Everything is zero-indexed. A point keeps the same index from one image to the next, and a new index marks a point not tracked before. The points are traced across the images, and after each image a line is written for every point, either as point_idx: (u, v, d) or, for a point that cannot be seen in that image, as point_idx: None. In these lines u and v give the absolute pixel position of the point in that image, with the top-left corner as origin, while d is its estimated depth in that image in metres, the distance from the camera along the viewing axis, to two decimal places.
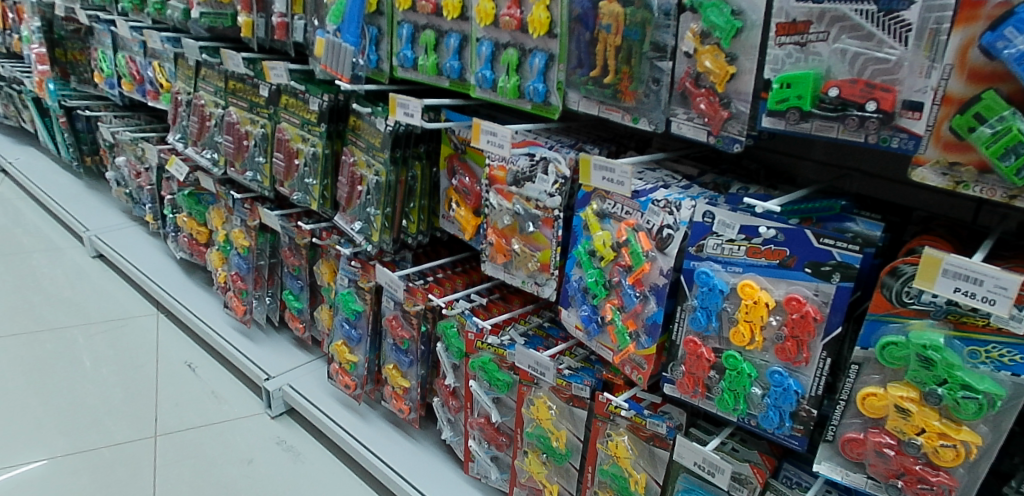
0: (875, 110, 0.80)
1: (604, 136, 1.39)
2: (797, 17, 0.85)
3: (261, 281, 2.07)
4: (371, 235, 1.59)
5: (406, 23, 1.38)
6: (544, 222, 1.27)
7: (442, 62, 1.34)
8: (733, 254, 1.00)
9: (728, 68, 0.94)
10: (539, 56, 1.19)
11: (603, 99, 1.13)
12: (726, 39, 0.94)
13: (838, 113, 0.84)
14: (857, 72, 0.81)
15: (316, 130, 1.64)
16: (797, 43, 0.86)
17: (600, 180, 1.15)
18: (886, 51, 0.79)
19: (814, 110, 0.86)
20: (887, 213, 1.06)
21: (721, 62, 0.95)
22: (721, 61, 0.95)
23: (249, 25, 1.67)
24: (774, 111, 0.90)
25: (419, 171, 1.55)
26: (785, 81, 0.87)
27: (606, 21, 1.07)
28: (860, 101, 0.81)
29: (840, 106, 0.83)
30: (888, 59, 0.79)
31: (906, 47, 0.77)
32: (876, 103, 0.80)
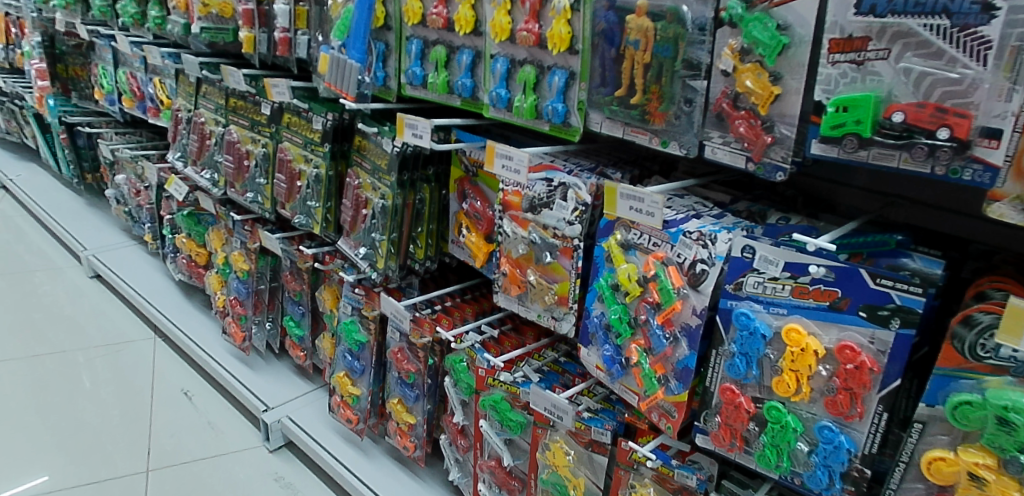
0: (948, 137, 0.70)
1: (627, 159, 1.29)
2: (853, 33, 0.75)
3: (261, 306, 1.99)
4: (376, 262, 1.49)
5: (414, 39, 1.29)
6: (562, 252, 1.18)
7: (454, 79, 1.26)
8: (777, 294, 0.90)
9: (772, 88, 0.85)
10: (558, 74, 1.10)
11: (630, 121, 1.04)
12: (770, 57, 0.84)
13: (904, 141, 0.73)
14: (923, 94, 0.71)
15: (319, 150, 1.55)
16: (853, 62, 0.76)
17: (626, 210, 1.05)
18: (960, 71, 0.68)
19: (875, 137, 0.75)
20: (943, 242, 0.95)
21: (764, 81, 0.86)
22: (763, 81, 0.86)
23: (250, 40, 1.58)
24: (823, 137, 0.79)
25: (427, 194, 1.47)
26: (842, 104, 0.77)
27: (634, 36, 0.98)
28: (930, 128, 0.71)
29: (904, 133, 0.73)
30: (961, 82, 0.68)
31: (987, 69, 0.66)
32: (949, 130, 0.69)
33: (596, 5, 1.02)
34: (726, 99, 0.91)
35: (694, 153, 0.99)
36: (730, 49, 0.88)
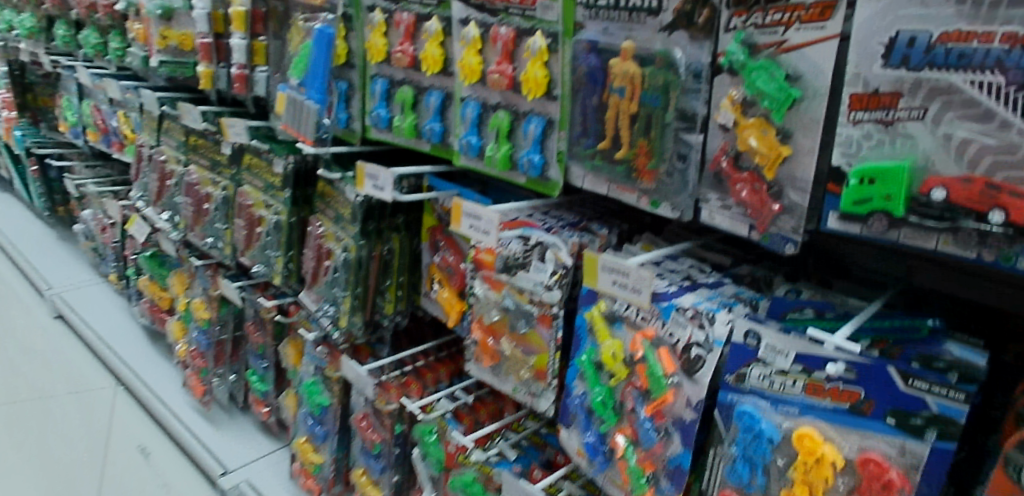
0: (1001, 221, 0.56)
1: (615, 213, 1.16)
2: (879, 87, 0.62)
3: (224, 356, 1.83)
4: (339, 319, 1.35)
5: (379, 78, 1.17)
6: (539, 321, 1.03)
7: (422, 123, 1.13)
8: (787, 390, 0.75)
9: (779, 148, 0.72)
10: (534, 121, 0.97)
11: (615, 177, 0.91)
12: (778, 112, 0.71)
13: (946, 223, 0.59)
14: (969, 164, 0.57)
15: (280, 196, 1.42)
16: (881, 121, 0.63)
17: (609, 284, 0.92)
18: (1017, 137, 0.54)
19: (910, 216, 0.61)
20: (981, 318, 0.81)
21: (770, 139, 0.72)
22: (770, 139, 0.72)
23: (209, 76, 1.45)
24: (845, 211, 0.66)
25: (397, 244, 1.34)
26: (867, 175, 0.62)
27: (619, 83, 0.84)
28: (979, 208, 0.57)
29: (946, 212, 0.59)
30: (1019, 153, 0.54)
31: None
32: (1003, 211, 0.55)
33: (576, 46, 0.90)
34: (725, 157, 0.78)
35: (687, 217, 0.85)
36: (730, 100, 0.75)
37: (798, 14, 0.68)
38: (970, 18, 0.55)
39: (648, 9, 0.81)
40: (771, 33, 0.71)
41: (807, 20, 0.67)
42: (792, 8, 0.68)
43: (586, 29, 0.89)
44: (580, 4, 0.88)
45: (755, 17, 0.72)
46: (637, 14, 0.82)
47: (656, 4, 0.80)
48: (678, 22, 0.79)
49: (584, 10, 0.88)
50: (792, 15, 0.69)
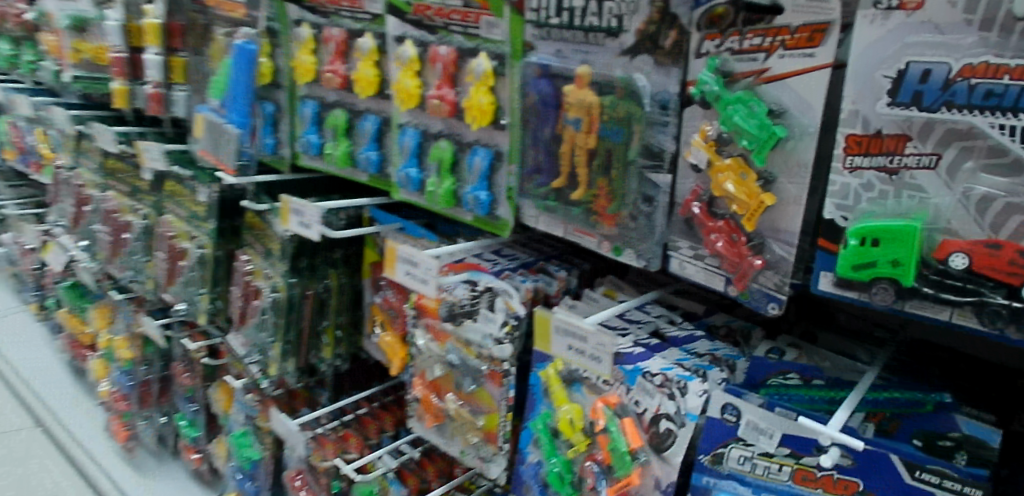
0: None
1: (573, 251, 1.04)
2: (882, 127, 0.52)
3: (150, 398, 1.66)
4: (269, 367, 1.21)
5: (309, 100, 1.04)
6: (488, 377, 0.91)
7: (356, 151, 1.00)
8: (774, 477, 0.64)
9: (762, 195, 0.61)
10: (479, 153, 0.85)
11: (573, 219, 0.79)
12: (759, 152, 0.60)
13: (968, 297, 0.47)
14: (991, 225, 0.48)
15: (204, 227, 1.28)
16: (883, 168, 0.52)
17: (564, 348, 0.80)
18: None
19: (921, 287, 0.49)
20: (986, 377, 0.70)
21: (749, 185, 0.61)
22: (750, 184, 0.61)
23: (124, 94, 1.31)
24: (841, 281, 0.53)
25: (334, 282, 1.20)
26: (870, 235, 0.50)
27: (574, 113, 0.73)
28: (1014, 282, 0.45)
29: (972, 284, 0.47)
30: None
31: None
32: None
33: (525, 70, 0.78)
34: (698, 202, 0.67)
35: (655, 268, 0.74)
36: (702, 136, 0.64)
37: (782, 39, 0.57)
38: (997, 49, 0.45)
39: (607, 29, 0.70)
40: (750, 60, 0.60)
41: (793, 46, 0.57)
42: (775, 32, 0.58)
43: (536, 51, 0.77)
44: (529, 22, 0.77)
45: (731, 41, 0.61)
46: (594, 34, 0.71)
47: (615, 24, 0.69)
48: (642, 44, 0.67)
49: (534, 29, 0.77)
50: (775, 40, 0.58)
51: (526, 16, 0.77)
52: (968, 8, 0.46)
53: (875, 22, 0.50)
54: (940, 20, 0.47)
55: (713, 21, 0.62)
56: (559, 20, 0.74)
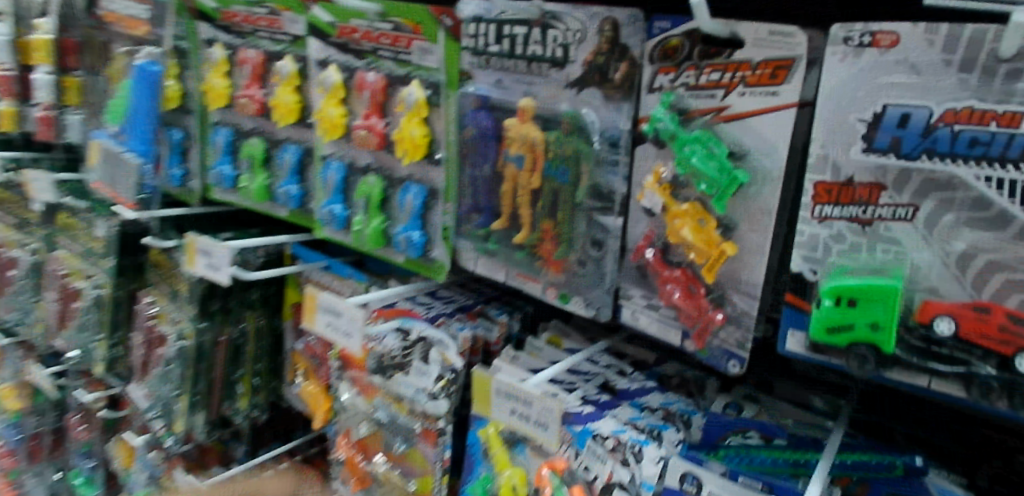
0: None
1: (515, 292, 0.96)
2: (854, 175, 0.47)
3: (39, 454, 1.47)
4: (173, 423, 1.08)
5: (222, 127, 0.95)
6: (422, 436, 0.81)
7: (275, 184, 0.90)
8: None
9: (722, 245, 0.55)
10: (411, 190, 0.77)
11: (515, 263, 0.72)
12: (720, 199, 0.54)
13: (955, 365, 0.42)
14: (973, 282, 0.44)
15: (101, 264, 1.14)
16: (855, 220, 0.48)
17: (506, 414, 0.71)
18: None
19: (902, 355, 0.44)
20: (950, 428, 0.67)
21: (709, 232, 0.56)
22: (709, 232, 0.56)
23: (10, 115, 1.17)
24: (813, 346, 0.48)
25: (252, 325, 1.09)
26: (845, 295, 0.45)
27: (515, 149, 0.67)
28: (1003, 350, 0.41)
29: (957, 350, 0.42)
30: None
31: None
32: None
33: (462, 101, 0.71)
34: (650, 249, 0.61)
35: (605, 318, 0.67)
36: (656, 178, 0.58)
37: (743, 75, 0.52)
38: (980, 94, 0.41)
39: (552, 59, 0.63)
40: (707, 97, 0.55)
41: (754, 83, 0.52)
42: (735, 67, 0.53)
43: (474, 80, 0.70)
44: (466, 49, 0.70)
45: (686, 76, 0.55)
46: (538, 64, 0.65)
47: (561, 54, 0.63)
48: (590, 76, 0.61)
49: (471, 56, 0.69)
50: (735, 76, 0.53)
51: (462, 43, 0.70)
52: (946, 47, 0.42)
53: (846, 60, 0.46)
54: (916, 59, 0.43)
55: (667, 53, 0.56)
56: (497, 48, 0.67)
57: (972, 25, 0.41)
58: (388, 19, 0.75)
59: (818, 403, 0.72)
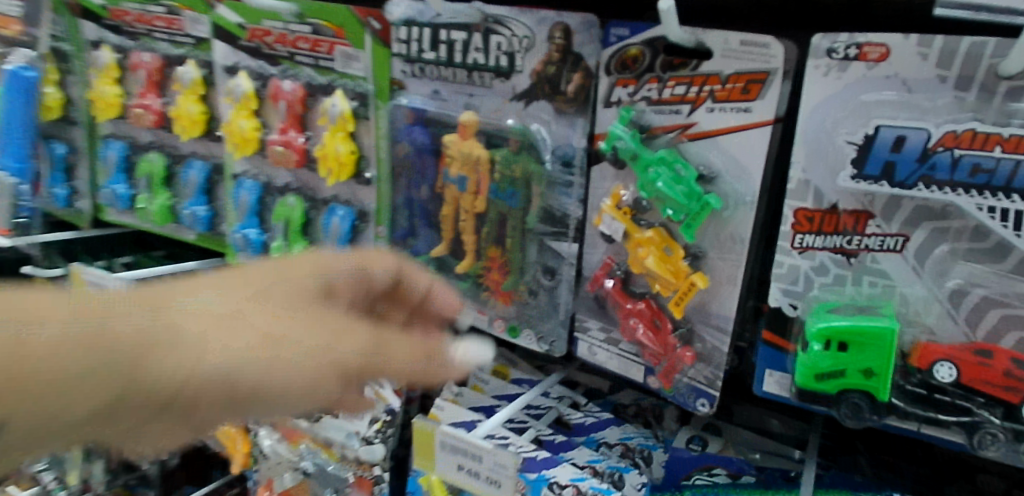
0: None
1: None
2: (838, 201, 0.42)
3: None
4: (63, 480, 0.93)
5: (115, 141, 0.83)
6: (356, 485, 0.73)
7: (180, 205, 0.80)
8: None
9: (691, 276, 0.50)
10: (338, 213, 0.68)
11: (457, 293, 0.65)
12: (689, 226, 0.49)
13: (958, 415, 0.38)
14: (967, 318, 0.41)
15: None
16: (839, 250, 0.43)
17: (451, 468, 0.62)
18: None
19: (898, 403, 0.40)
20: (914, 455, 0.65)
21: (675, 262, 0.50)
22: (676, 261, 0.50)
23: None
24: (800, 393, 0.43)
25: None
26: (836, 338, 0.40)
27: (456, 169, 0.59)
28: (1011, 398, 0.37)
29: (959, 399, 0.38)
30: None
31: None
32: None
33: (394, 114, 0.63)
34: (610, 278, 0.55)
35: (559, 353, 0.61)
36: (614, 200, 0.52)
37: (711, 89, 0.47)
38: (979, 114, 0.37)
39: (495, 69, 0.57)
40: (672, 112, 0.49)
41: (724, 99, 0.47)
42: (702, 80, 0.47)
43: (407, 91, 0.62)
44: (397, 56, 0.62)
45: (648, 89, 0.50)
46: (479, 74, 0.58)
47: (506, 63, 0.56)
48: (539, 88, 0.55)
49: (402, 64, 0.61)
50: (703, 89, 0.47)
51: (392, 48, 0.62)
52: (941, 62, 0.38)
53: (830, 75, 0.41)
54: (908, 75, 0.39)
55: (626, 64, 0.50)
56: (432, 55, 0.59)
57: (969, 38, 0.37)
58: (305, 20, 0.66)
59: (777, 426, 0.67)
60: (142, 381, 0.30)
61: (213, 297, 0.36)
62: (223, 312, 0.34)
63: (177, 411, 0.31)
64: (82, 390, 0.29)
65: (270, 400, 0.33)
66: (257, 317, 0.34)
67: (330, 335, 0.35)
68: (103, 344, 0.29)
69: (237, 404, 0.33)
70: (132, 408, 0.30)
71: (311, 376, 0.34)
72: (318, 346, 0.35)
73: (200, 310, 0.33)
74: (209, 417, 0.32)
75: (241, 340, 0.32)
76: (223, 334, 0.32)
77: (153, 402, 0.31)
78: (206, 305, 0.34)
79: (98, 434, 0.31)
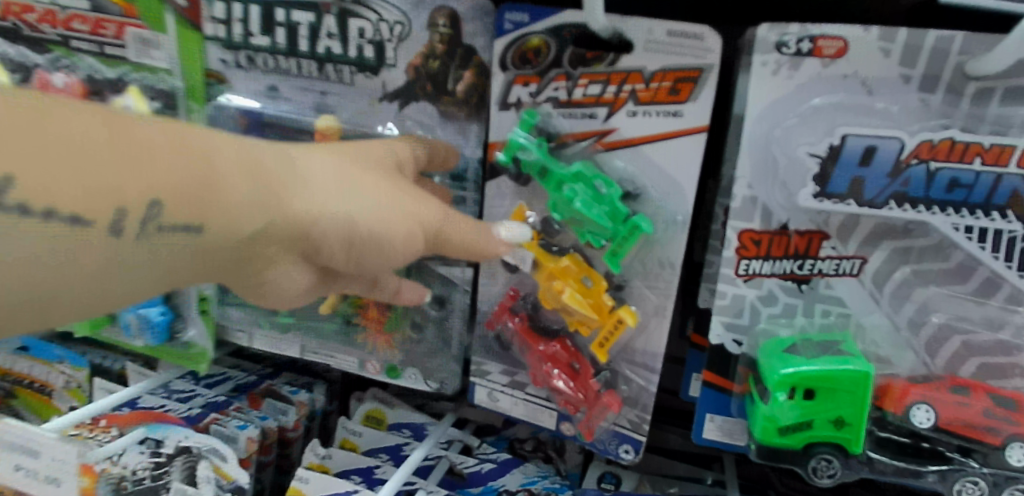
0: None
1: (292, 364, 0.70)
2: (789, 221, 0.36)
3: None
4: None
5: None
6: None
7: None
8: None
9: (618, 312, 0.41)
10: None
11: (320, 337, 0.53)
12: (615, 255, 0.40)
13: (939, 464, 0.35)
14: (926, 346, 0.36)
15: None
16: (788, 276, 0.37)
17: None
18: (1002, 305, 0.34)
19: (869, 451, 0.36)
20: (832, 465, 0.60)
21: (598, 296, 0.41)
22: (600, 295, 0.41)
23: None
24: (761, 450, 0.37)
25: None
26: (806, 387, 0.34)
27: None
28: (992, 442, 0.34)
29: (939, 446, 0.34)
30: (1002, 331, 0.35)
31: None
32: None
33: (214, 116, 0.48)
34: (513, 313, 0.45)
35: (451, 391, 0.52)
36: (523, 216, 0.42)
37: (632, 88, 0.39)
38: (948, 119, 0.32)
39: (358, 61, 0.44)
40: (584, 116, 0.40)
41: (648, 100, 0.39)
42: (622, 78, 0.39)
43: (230, 87, 0.48)
44: (212, 40, 0.47)
45: (554, 88, 0.40)
46: (336, 67, 0.45)
47: (372, 55, 0.44)
48: (418, 85, 0.44)
49: (221, 52, 0.47)
50: (623, 89, 0.39)
51: (204, 31, 0.47)
52: (905, 59, 0.32)
53: (780, 74, 0.34)
54: (868, 74, 0.33)
55: (525, 56, 0.40)
56: (264, 41, 0.46)
57: (935, 32, 0.32)
58: None
59: (676, 441, 0.61)
60: (291, 209, 0.29)
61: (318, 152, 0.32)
62: (346, 158, 0.33)
63: (308, 240, 0.31)
64: (254, 208, 0.28)
65: (382, 243, 0.32)
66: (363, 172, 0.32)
67: (418, 198, 0.34)
68: (257, 166, 0.28)
69: (356, 247, 0.32)
70: (280, 233, 0.30)
71: (413, 224, 0.33)
72: (410, 204, 0.33)
73: (324, 153, 0.32)
74: (328, 254, 0.33)
75: (368, 182, 0.32)
76: (352, 174, 0.32)
77: (295, 233, 0.30)
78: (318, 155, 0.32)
79: (249, 256, 0.30)
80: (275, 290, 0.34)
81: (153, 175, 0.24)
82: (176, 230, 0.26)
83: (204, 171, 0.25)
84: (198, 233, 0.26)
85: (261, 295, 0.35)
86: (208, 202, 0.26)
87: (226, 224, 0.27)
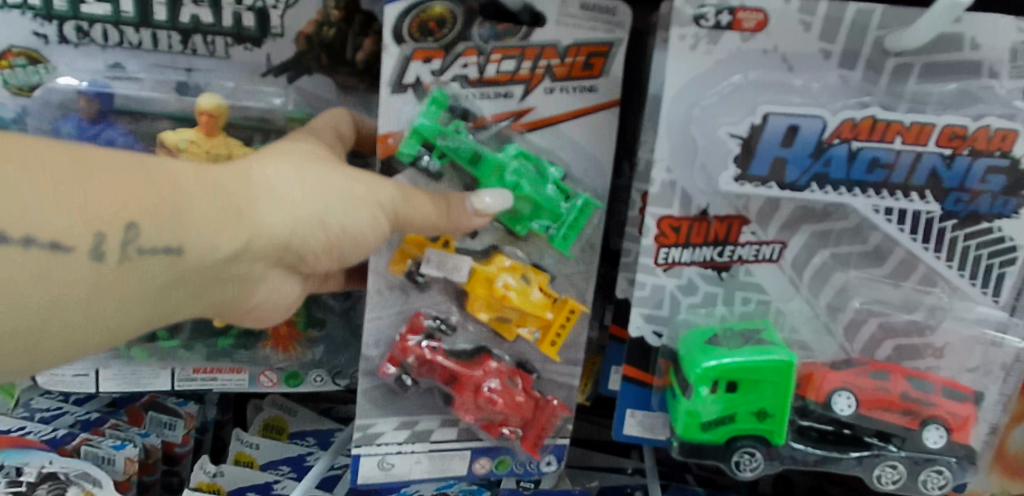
0: (943, 444, 0.34)
1: None
2: (709, 206, 0.34)
3: None
4: None
5: None
6: None
7: None
8: None
9: (569, 302, 0.39)
10: None
11: (189, 347, 0.46)
12: (563, 239, 0.38)
13: (859, 450, 0.35)
14: (845, 329, 0.35)
15: None
16: (707, 263, 0.35)
17: None
18: (916, 285, 0.34)
19: (789, 442, 0.35)
20: None
21: (541, 290, 0.39)
22: (544, 287, 0.39)
23: None
24: (683, 447, 0.35)
25: None
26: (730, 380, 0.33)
27: None
28: (908, 425, 0.33)
29: (859, 431, 0.34)
30: (916, 312, 0.35)
31: (998, 305, 0.34)
32: (944, 428, 0.33)
33: (24, 107, 0.39)
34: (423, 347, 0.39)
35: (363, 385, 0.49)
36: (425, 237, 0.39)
37: (548, 64, 0.36)
38: (866, 95, 0.31)
39: (235, 32, 0.39)
40: (499, 96, 0.36)
41: (564, 76, 0.36)
42: (537, 53, 0.36)
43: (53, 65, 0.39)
44: (21, 8, 0.38)
45: (462, 64, 0.36)
46: (206, 38, 0.39)
47: (253, 24, 0.39)
48: (311, 57, 0.40)
49: (34, 23, 0.38)
50: (538, 65, 0.36)
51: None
52: (825, 33, 0.31)
53: (698, 49, 0.32)
54: (788, 49, 0.32)
55: (425, 27, 0.35)
56: (103, 9, 0.38)
57: (854, 5, 0.31)
58: None
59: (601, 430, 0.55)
60: (263, 221, 0.29)
61: (267, 158, 0.31)
62: (295, 157, 0.32)
63: (289, 247, 0.31)
64: (223, 225, 0.27)
65: (356, 238, 0.33)
66: (317, 170, 0.31)
67: (370, 181, 0.33)
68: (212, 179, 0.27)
69: (331, 245, 0.32)
70: (258, 245, 0.29)
71: (378, 212, 0.33)
72: (360, 193, 0.32)
73: (274, 159, 0.31)
74: (311, 262, 0.33)
75: (324, 175, 0.31)
76: (307, 173, 0.31)
77: (276, 245, 0.30)
78: (266, 162, 0.30)
79: (234, 273, 0.30)
80: (270, 314, 0.36)
81: (125, 201, 0.24)
82: (155, 254, 0.25)
83: (168, 190, 0.25)
84: (177, 256, 0.26)
85: (251, 317, 0.36)
86: (184, 224, 0.26)
87: (202, 242, 0.26)
